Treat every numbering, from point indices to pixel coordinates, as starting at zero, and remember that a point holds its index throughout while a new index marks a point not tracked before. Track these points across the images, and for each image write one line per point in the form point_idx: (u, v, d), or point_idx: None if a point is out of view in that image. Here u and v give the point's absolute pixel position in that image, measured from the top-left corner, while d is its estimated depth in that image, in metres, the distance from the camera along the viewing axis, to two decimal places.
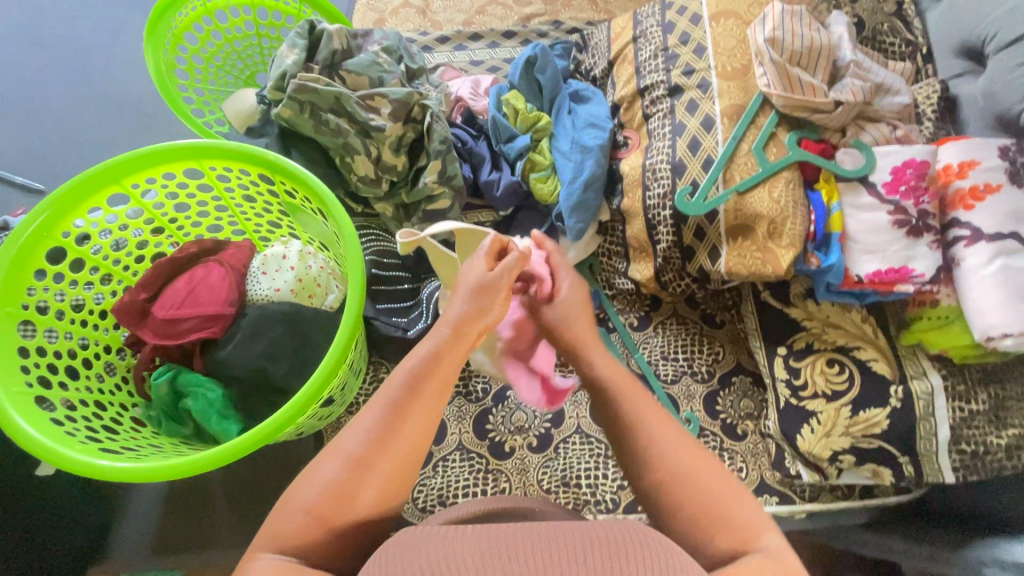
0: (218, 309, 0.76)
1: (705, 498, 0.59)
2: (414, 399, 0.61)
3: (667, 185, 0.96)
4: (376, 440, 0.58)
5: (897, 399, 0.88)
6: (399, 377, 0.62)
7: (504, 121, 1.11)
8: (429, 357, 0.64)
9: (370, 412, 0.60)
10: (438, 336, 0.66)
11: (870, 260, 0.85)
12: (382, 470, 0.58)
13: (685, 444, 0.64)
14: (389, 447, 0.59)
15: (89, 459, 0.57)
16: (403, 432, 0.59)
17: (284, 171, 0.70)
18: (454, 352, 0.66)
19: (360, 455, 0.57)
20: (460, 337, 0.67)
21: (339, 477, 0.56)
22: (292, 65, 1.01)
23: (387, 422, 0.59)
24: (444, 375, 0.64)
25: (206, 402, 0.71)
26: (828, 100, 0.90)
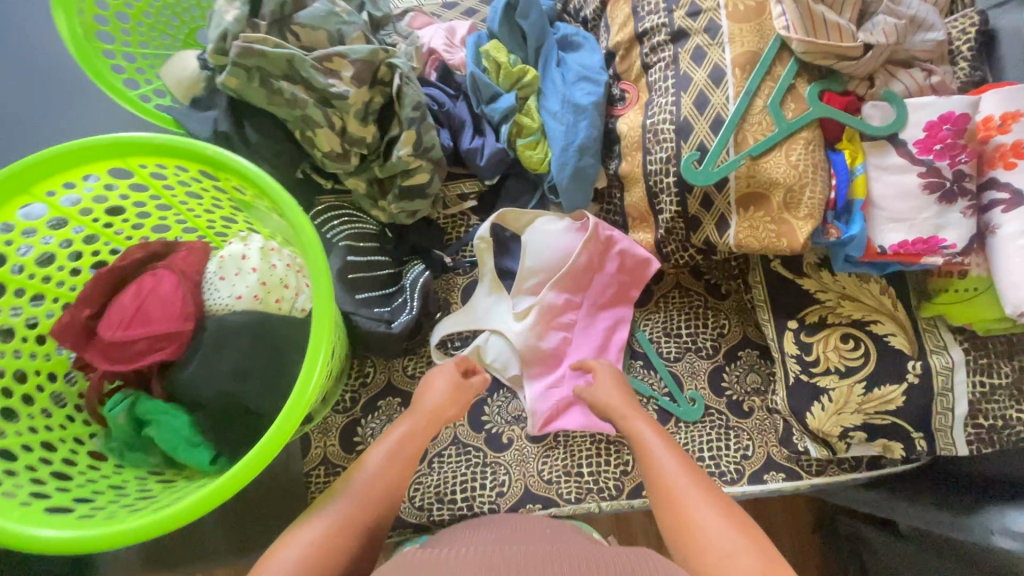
0: (173, 326, 0.67)
1: (711, 526, 0.65)
2: (377, 484, 0.71)
3: (671, 149, 0.85)
4: (341, 522, 0.65)
5: (915, 375, 0.83)
6: (368, 467, 0.73)
7: (484, 77, 0.98)
8: (395, 447, 0.76)
9: (333, 503, 0.67)
10: (401, 429, 0.78)
11: (896, 230, 0.77)
12: (338, 552, 0.63)
13: (692, 470, 0.74)
14: (357, 527, 0.66)
15: (27, 532, 0.50)
16: (370, 522, 0.67)
17: (225, 166, 0.59)
18: (412, 445, 0.78)
19: (322, 534, 0.63)
20: (418, 433, 0.79)
21: (302, 554, 0.60)
22: (234, 22, 0.86)
23: (359, 505, 0.68)
24: (404, 465, 0.75)
25: (173, 431, 0.65)
26: (856, 43, 0.77)
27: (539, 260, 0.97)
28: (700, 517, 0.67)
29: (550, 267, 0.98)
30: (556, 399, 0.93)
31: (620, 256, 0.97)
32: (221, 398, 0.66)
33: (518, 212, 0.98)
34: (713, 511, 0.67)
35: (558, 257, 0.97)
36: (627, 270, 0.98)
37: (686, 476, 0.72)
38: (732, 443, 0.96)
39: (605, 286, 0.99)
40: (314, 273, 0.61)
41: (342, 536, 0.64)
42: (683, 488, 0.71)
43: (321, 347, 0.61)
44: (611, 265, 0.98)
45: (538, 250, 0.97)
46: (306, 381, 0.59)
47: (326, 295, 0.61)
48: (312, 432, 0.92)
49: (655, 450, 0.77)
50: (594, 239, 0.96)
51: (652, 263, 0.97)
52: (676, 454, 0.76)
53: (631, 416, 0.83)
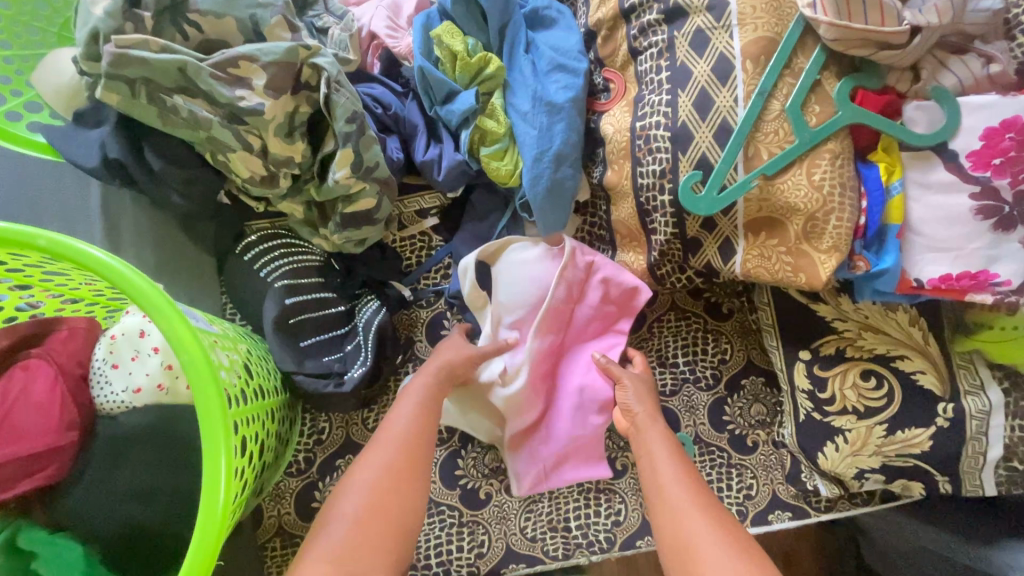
0: (51, 441, 0.55)
1: (692, 543, 0.60)
2: (412, 436, 0.67)
3: (666, 161, 0.70)
4: (383, 478, 0.62)
5: (945, 419, 0.73)
6: (401, 414, 0.69)
7: (436, 72, 0.80)
8: (422, 397, 0.71)
9: (377, 450, 0.65)
10: (419, 381, 0.73)
11: (937, 260, 0.64)
12: (394, 500, 0.61)
13: (699, 493, 0.65)
14: (405, 476, 0.64)
15: None
16: (416, 468, 0.65)
17: (67, 257, 0.46)
18: (437, 397, 0.73)
19: (378, 479, 0.62)
20: (436, 390, 0.74)
21: (364, 502, 0.60)
22: (104, 17, 0.67)
23: (401, 453, 0.65)
24: (432, 417, 0.70)
25: (64, 565, 0.52)
26: (901, 28, 0.61)
27: (514, 297, 0.83)
28: (702, 545, 0.59)
29: (527, 303, 0.83)
30: (543, 459, 0.82)
31: (603, 285, 0.84)
32: (125, 529, 0.55)
33: (485, 243, 0.83)
34: (717, 544, 0.58)
35: (534, 290, 0.83)
36: (611, 299, 0.85)
37: (690, 499, 0.64)
38: (733, 482, 0.86)
39: (589, 316, 0.85)
40: (197, 383, 0.47)
41: (396, 481, 0.63)
42: (685, 513, 0.62)
43: (221, 462, 0.47)
44: (595, 293, 0.84)
45: (512, 284, 0.83)
46: (211, 501, 0.46)
47: (213, 403, 0.47)
48: (263, 500, 0.81)
49: (660, 463, 0.69)
50: (570, 267, 0.82)
51: (643, 292, 0.83)
52: (684, 472, 0.67)
53: (648, 421, 0.75)
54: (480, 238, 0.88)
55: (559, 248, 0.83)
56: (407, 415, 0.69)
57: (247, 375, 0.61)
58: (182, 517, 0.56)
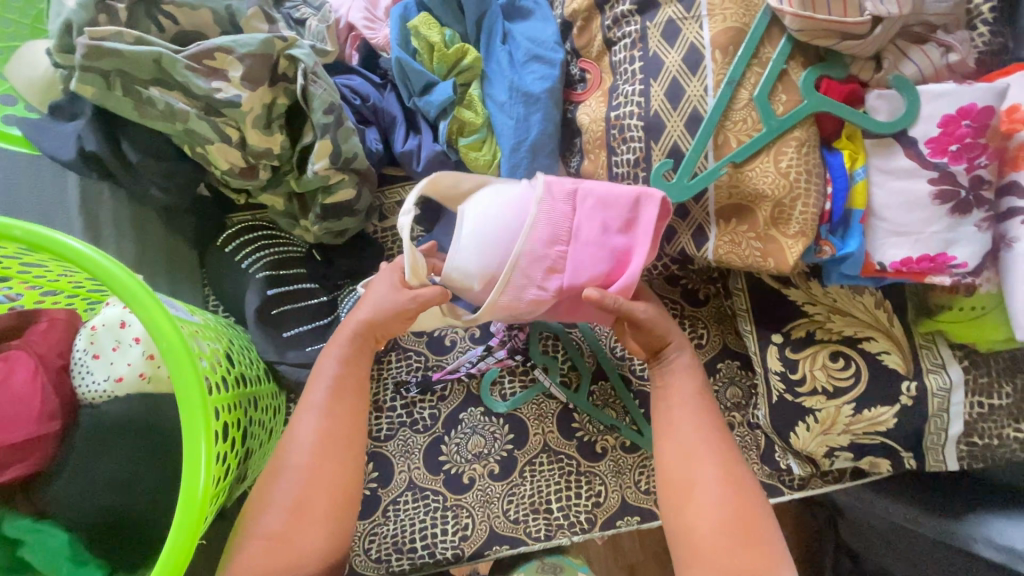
0: (31, 431, 0.55)
1: (687, 476, 0.66)
2: (332, 426, 0.66)
3: (639, 150, 0.71)
4: (307, 481, 0.63)
5: (909, 397, 0.76)
6: (315, 403, 0.67)
7: (414, 63, 0.81)
8: (336, 379, 0.69)
9: (292, 453, 0.64)
10: (331, 362, 0.69)
11: (899, 244, 0.66)
12: (324, 497, 0.63)
13: (712, 435, 0.69)
14: (327, 469, 0.64)
15: None
16: (337, 467, 0.65)
17: (44, 248, 0.46)
18: (355, 368, 0.71)
19: (299, 489, 0.62)
20: (356, 365, 0.71)
21: (288, 514, 0.61)
22: (78, 10, 0.67)
23: (320, 452, 0.65)
24: (349, 403, 0.68)
25: (49, 553, 0.53)
26: (864, 19, 0.62)
27: (484, 225, 0.69)
28: (698, 482, 0.66)
29: (499, 239, 0.68)
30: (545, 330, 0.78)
31: (601, 209, 0.68)
32: (105, 516, 0.55)
33: (454, 178, 0.72)
34: (714, 482, 0.65)
35: (507, 224, 0.68)
36: (615, 226, 0.68)
37: (706, 450, 0.67)
38: None
39: (585, 243, 0.67)
40: (177, 369, 0.48)
41: (314, 483, 0.63)
42: (698, 465, 0.67)
43: (201, 446, 0.48)
44: (591, 220, 0.68)
45: (482, 216, 0.69)
46: (192, 484, 0.47)
47: (192, 388, 0.48)
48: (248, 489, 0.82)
49: (677, 413, 0.71)
50: (551, 205, 0.68)
51: (650, 200, 0.67)
52: (700, 412, 0.70)
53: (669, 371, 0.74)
54: None
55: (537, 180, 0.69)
56: (321, 409, 0.67)
57: (228, 363, 0.62)
58: (166, 503, 0.57)
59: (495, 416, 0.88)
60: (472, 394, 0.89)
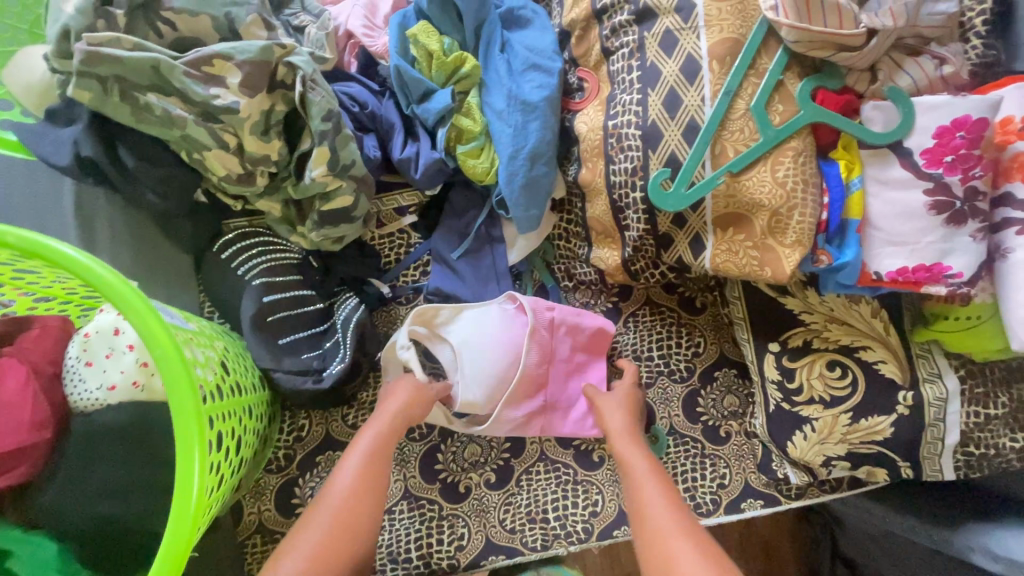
0: (24, 439, 0.55)
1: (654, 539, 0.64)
2: (359, 494, 0.67)
3: (637, 159, 0.72)
4: (331, 531, 0.64)
5: (906, 407, 0.76)
6: (348, 469, 0.69)
7: (413, 71, 0.81)
8: (372, 445, 0.72)
9: (320, 512, 0.66)
10: (369, 434, 0.73)
11: (894, 254, 0.67)
12: (342, 550, 0.63)
13: (675, 502, 0.68)
14: (349, 534, 0.65)
15: None
16: (359, 527, 0.66)
17: (38, 255, 0.46)
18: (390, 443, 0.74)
19: (323, 539, 0.63)
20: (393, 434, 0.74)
21: (305, 565, 0.61)
22: (76, 15, 0.67)
23: (344, 513, 0.65)
24: (381, 469, 0.71)
25: (39, 564, 0.53)
26: (859, 30, 0.63)
27: (474, 356, 0.81)
28: (670, 542, 0.63)
29: (493, 368, 0.81)
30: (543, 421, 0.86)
31: (570, 334, 0.85)
32: (96, 525, 0.55)
33: (437, 309, 0.83)
34: (684, 541, 0.63)
35: (495, 344, 0.82)
36: (580, 347, 0.87)
37: (669, 513, 0.66)
38: (707, 472, 0.88)
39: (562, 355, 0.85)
40: (171, 379, 0.47)
41: (336, 537, 0.64)
42: (666, 530, 0.65)
43: (195, 457, 0.47)
44: (564, 342, 0.85)
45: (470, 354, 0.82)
46: (185, 495, 0.47)
47: (186, 398, 0.47)
48: (243, 497, 0.81)
49: (645, 484, 0.70)
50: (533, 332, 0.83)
51: (606, 329, 0.88)
52: (662, 481, 0.71)
53: (629, 447, 0.75)
54: (459, 235, 0.88)
55: (512, 299, 0.84)
56: (356, 468, 0.69)
57: (223, 371, 0.62)
58: (157, 513, 0.56)
59: None
60: None
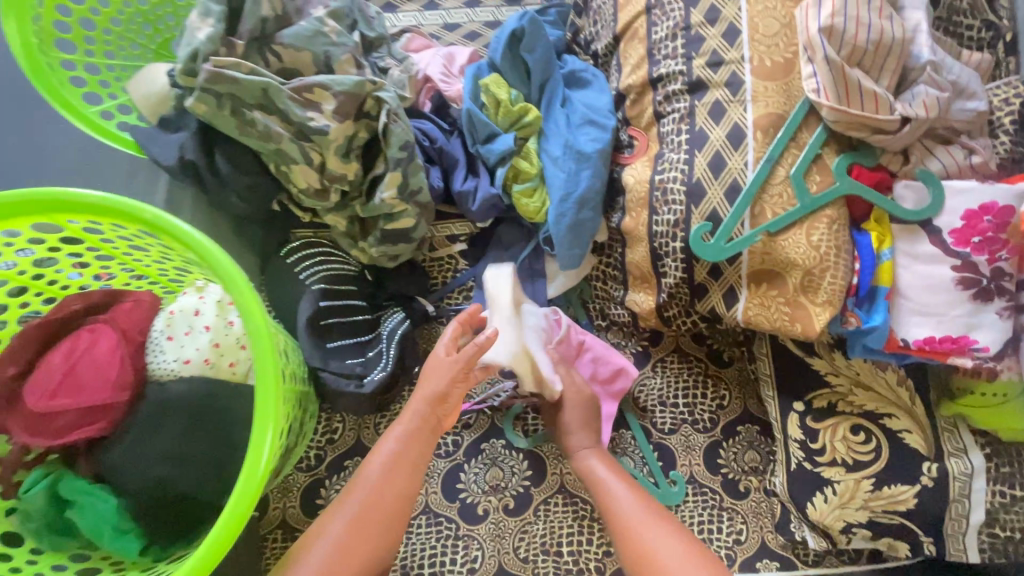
0: (108, 397, 0.60)
1: (628, 529, 0.70)
2: (380, 499, 0.70)
3: (680, 213, 0.78)
4: (340, 546, 0.66)
5: (930, 478, 0.76)
6: (369, 475, 0.71)
7: (482, 115, 0.90)
8: (392, 456, 0.73)
9: (339, 514, 0.68)
10: (390, 441, 0.74)
11: (922, 324, 0.70)
12: (349, 565, 0.65)
13: (641, 493, 0.75)
14: (366, 535, 0.67)
15: None
16: (367, 541, 0.67)
17: (166, 232, 0.53)
18: (414, 449, 0.74)
19: (333, 550, 0.65)
20: (418, 437, 0.75)
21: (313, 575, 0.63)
22: (205, 41, 0.78)
23: (355, 526, 0.67)
24: (401, 481, 0.72)
25: (98, 516, 0.57)
26: (893, 117, 0.70)
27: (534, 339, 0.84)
28: (642, 528, 0.70)
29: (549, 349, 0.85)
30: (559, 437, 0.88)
31: (591, 364, 0.90)
32: (154, 487, 0.59)
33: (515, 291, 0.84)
34: (657, 528, 0.69)
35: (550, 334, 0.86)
36: (598, 379, 0.90)
37: (637, 503, 0.73)
38: (724, 525, 0.88)
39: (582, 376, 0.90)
40: (259, 354, 0.53)
41: (346, 548, 0.66)
42: (639, 519, 0.71)
43: (268, 433, 0.52)
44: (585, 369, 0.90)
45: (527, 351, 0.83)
46: (254, 464, 0.51)
47: (270, 373, 0.53)
48: (271, 491, 0.85)
49: (610, 483, 0.76)
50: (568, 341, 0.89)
51: (628, 373, 0.90)
52: (623, 476, 0.77)
53: (585, 450, 0.81)
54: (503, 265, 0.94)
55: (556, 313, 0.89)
56: (372, 482, 0.70)
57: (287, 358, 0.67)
58: (209, 484, 0.60)
59: (515, 450, 0.89)
60: (495, 425, 0.91)
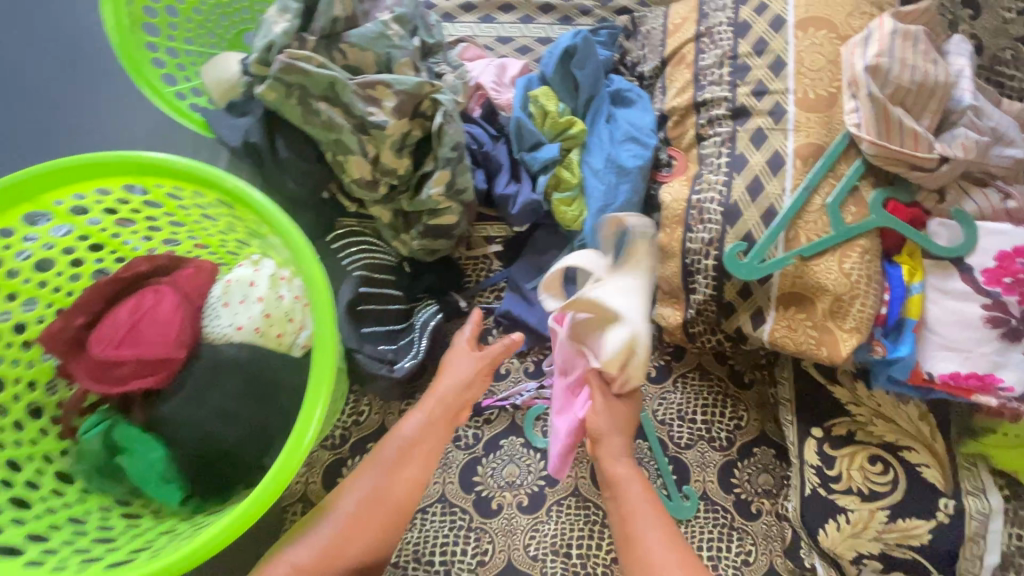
0: (164, 353, 0.63)
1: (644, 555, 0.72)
2: (390, 484, 0.72)
3: (715, 232, 0.80)
4: (342, 527, 0.69)
5: (946, 514, 0.77)
6: (381, 460, 0.74)
7: (530, 124, 0.94)
8: (406, 442, 0.75)
9: (348, 495, 0.71)
10: (408, 425, 0.76)
11: (947, 359, 0.72)
12: (349, 547, 0.69)
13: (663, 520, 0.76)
14: (371, 516, 0.70)
15: None
16: (370, 524, 0.70)
17: (245, 202, 0.57)
18: (429, 436, 0.76)
19: (337, 529, 0.69)
20: (435, 424, 0.77)
21: (315, 550, 0.67)
22: (281, 35, 0.84)
23: (359, 510, 0.70)
24: (410, 469, 0.74)
25: (146, 464, 0.61)
26: (932, 155, 0.72)
27: None
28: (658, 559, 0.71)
29: None
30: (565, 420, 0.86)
31: None
32: (199, 441, 0.62)
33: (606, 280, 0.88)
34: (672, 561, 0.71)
35: None
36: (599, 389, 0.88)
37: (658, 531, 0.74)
38: (733, 545, 0.88)
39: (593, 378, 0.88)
40: (319, 323, 0.56)
41: (348, 531, 0.69)
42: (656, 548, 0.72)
43: (318, 403, 0.56)
44: None
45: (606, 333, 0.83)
46: (302, 432, 0.55)
47: (327, 341, 0.56)
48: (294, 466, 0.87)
49: (634, 502, 0.77)
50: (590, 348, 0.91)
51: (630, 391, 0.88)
52: (649, 497, 0.78)
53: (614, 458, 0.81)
54: (536, 268, 0.97)
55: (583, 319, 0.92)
56: (382, 468, 0.73)
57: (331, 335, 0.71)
58: (251, 444, 0.63)
59: (533, 450, 0.91)
60: (515, 423, 0.93)
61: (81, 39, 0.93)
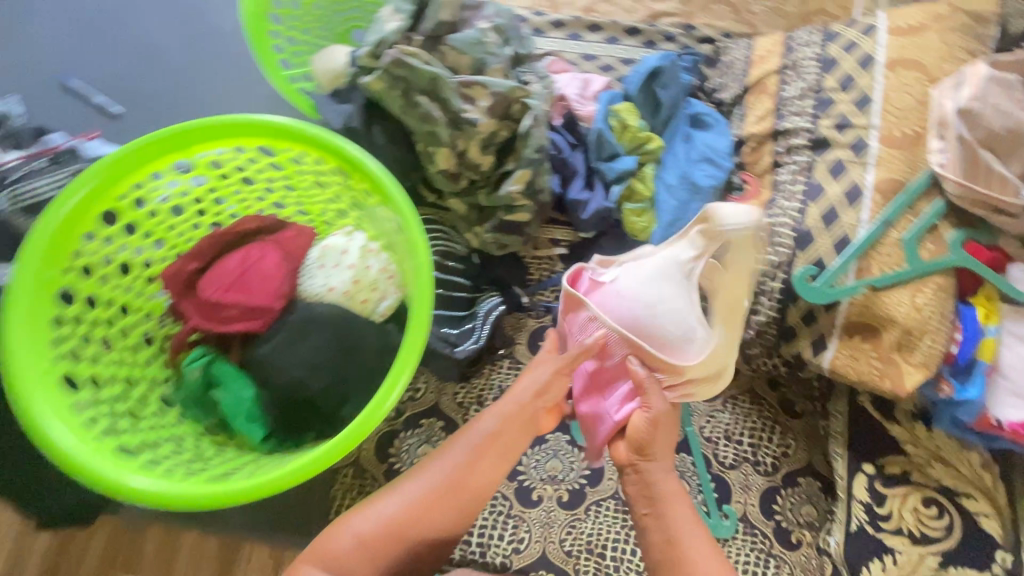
0: (265, 302, 0.70)
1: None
2: (464, 476, 0.69)
3: (784, 255, 0.81)
4: (409, 508, 0.66)
5: (1003, 568, 0.79)
6: (455, 451, 0.70)
7: (610, 136, 0.98)
8: (484, 437, 0.71)
9: (418, 478, 0.68)
10: (488, 422, 0.71)
11: (1016, 406, 0.75)
12: (413, 532, 0.66)
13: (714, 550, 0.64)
14: (441, 505, 0.67)
15: (120, 475, 0.55)
16: (437, 513, 0.67)
17: (365, 172, 0.64)
18: (509, 435, 0.72)
19: (402, 511, 0.66)
20: (514, 425, 0.72)
21: (377, 528, 0.64)
22: (393, 32, 0.92)
23: (429, 497, 0.67)
24: (485, 466, 0.70)
25: (237, 400, 0.68)
26: (1018, 200, 0.73)
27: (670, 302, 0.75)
28: None
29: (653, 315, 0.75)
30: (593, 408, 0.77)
31: None
32: (288, 385, 0.68)
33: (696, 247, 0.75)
34: None
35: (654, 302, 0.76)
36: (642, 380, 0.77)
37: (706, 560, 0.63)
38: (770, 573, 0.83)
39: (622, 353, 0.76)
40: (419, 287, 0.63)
41: (413, 515, 0.66)
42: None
43: (408, 369, 0.60)
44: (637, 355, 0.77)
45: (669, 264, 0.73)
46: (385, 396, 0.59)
47: (424, 304, 0.62)
48: None
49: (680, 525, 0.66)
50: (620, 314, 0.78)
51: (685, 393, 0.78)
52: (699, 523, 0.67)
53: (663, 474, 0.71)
54: None
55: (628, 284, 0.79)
56: (457, 459, 0.69)
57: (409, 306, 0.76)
58: (331, 396, 0.69)
59: (577, 448, 0.93)
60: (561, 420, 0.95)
61: (224, 33, 1.09)
